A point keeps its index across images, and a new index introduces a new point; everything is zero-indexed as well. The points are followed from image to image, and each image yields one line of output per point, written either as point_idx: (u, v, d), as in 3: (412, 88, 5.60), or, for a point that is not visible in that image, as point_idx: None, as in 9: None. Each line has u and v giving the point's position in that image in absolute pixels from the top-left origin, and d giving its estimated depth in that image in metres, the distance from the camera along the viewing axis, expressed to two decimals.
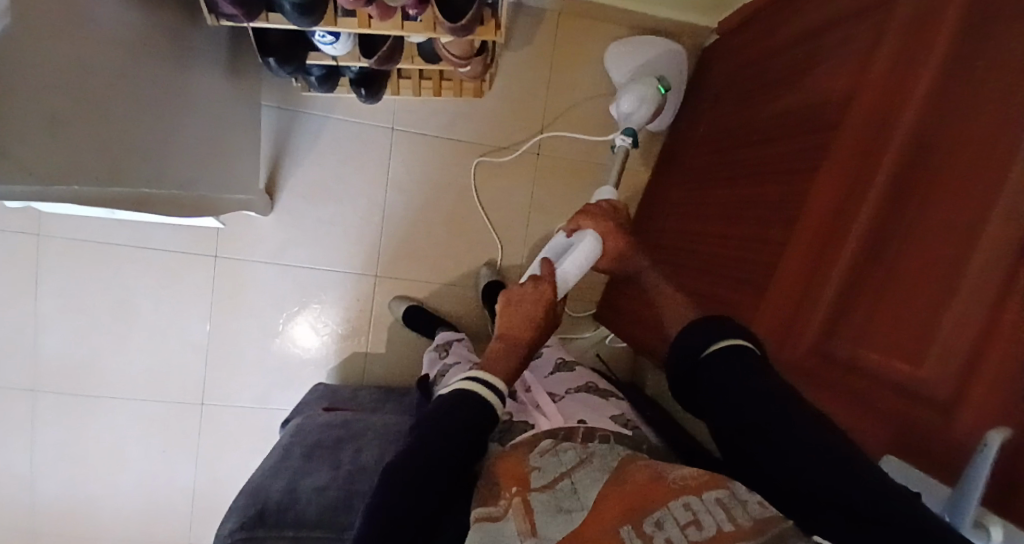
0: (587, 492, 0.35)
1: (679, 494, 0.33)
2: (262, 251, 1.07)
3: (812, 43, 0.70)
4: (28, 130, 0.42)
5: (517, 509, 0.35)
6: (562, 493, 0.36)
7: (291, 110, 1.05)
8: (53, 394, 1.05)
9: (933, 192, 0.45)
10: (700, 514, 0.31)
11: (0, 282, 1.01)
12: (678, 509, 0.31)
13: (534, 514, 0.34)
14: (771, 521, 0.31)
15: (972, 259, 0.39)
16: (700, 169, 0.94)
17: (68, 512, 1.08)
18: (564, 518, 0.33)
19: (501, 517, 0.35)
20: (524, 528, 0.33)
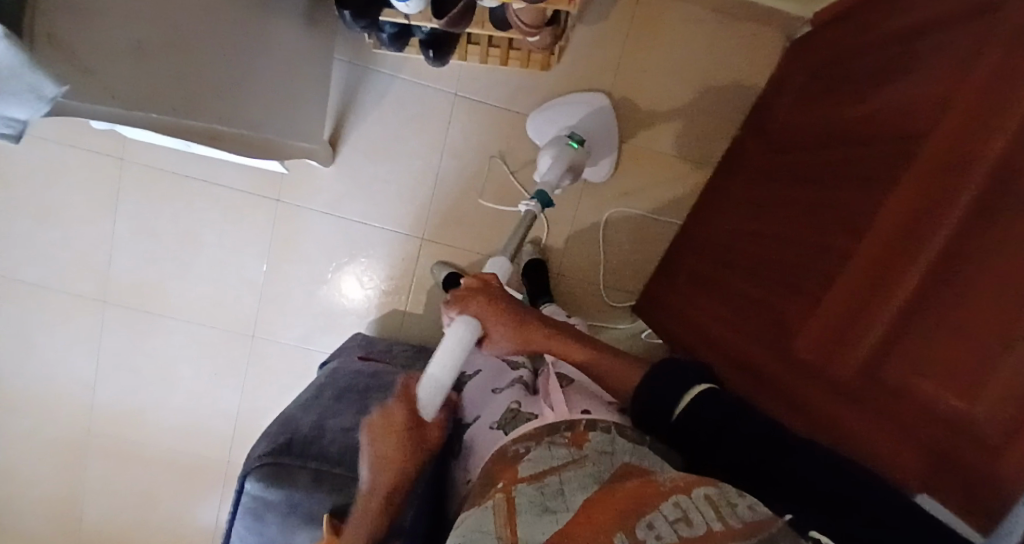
0: (574, 494, 0.33)
1: (670, 496, 0.31)
2: (319, 201, 1.12)
3: (913, 41, 0.64)
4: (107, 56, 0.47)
5: (501, 504, 0.34)
6: (547, 493, 0.34)
7: (361, 66, 1.07)
8: (123, 307, 1.15)
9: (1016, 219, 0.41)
10: (690, 512, 0.29)
11: (89, 200, 1.11)
12: (668, 508, 0.29)
13: (516, 524, 0.31)
14: (764, 522, 0.29)
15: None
16: (766, 169, 0.89)
17: (126, 415, 1.19)
18: (549, 518, 0.31)
19: (485, 518, 0.34)
20: (504, 525, 0.32)
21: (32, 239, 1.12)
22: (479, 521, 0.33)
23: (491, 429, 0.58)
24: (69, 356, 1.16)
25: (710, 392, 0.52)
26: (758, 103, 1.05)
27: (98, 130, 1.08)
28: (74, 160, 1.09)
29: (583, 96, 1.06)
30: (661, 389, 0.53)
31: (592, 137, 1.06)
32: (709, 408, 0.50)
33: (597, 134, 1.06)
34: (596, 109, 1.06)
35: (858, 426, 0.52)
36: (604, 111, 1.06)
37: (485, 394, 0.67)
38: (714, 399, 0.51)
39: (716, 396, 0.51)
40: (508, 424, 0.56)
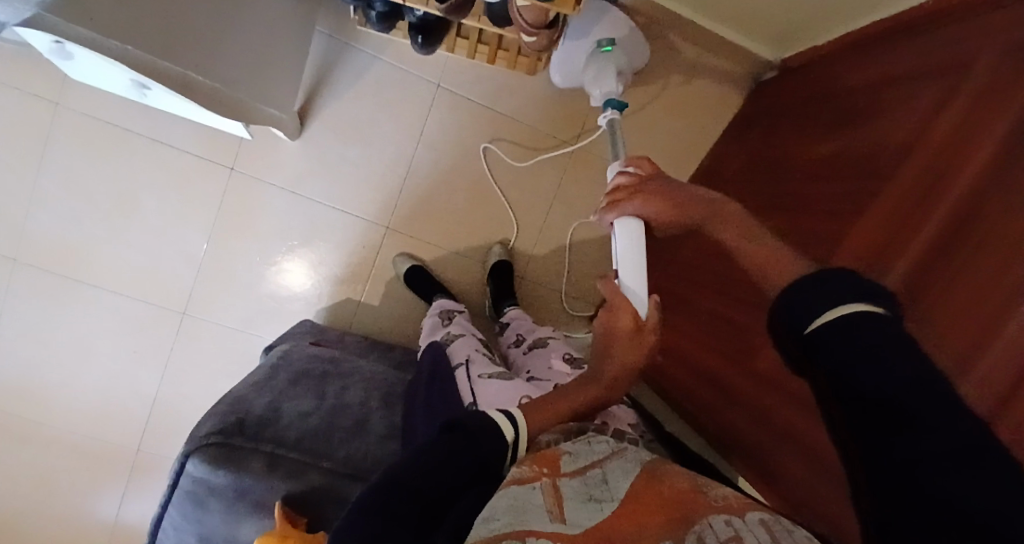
0: (618, 486, 0.33)
1: (720, 513, 0.32)
2: (280, 176, 1.05)
3: (878, 92, 0.70)
4: None
5: (549, 480, 0.32)
6: (591, 480, 0.34)
7: (343, 42, 1.03)
8: (33, 269, 1.01)
9: (977, 255, 0.47)
10: (742, 531, 0.29)
11: (7, 145, 0.97)
12: (719, 525, 0.30)
13: (563, 501, 0.31)
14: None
15: (1002, 327, 0.42)
16: (735, 196, 0.94)
17: (20, 393, 1.04)
18: (594, 507, 0.31)
19: (533, 489, 0.31)
20: (553, 504, 0.30)
21: None
22: (525, 489, 0.31)
23: None
24: None
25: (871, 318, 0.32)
26: (726, 135, 1.12)
27: (30, 67, 0.96)
28: None
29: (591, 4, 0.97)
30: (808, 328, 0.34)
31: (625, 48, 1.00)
32: (855, 336, 0.32)
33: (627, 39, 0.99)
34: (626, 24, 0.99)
35: None
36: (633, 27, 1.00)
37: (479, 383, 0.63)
38: (871, 326, 0.32)
39: (869, 323, 0.32)
40: None
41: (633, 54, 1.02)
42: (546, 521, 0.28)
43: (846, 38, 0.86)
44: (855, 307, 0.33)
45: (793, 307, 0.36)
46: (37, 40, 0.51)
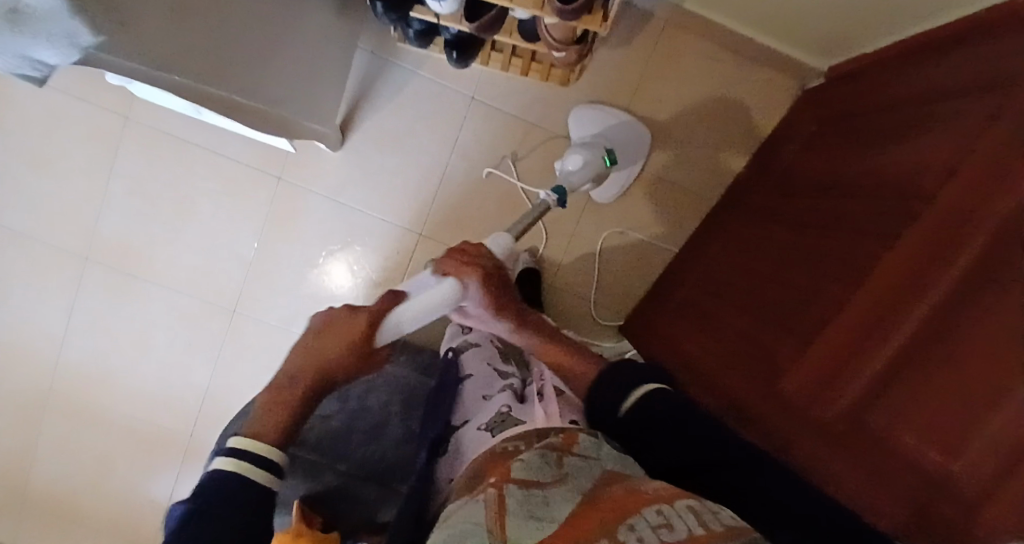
0: (558, 508, 0.36)
1: (652, 504, 0.34)
2: (322, 184, 1.11)
3: (924, 108, 0.66)
4: (142, 15, 0.46)
5: (491, 502, 0.36)
6: (533, 500, 0.37)
7: (382, 57, 1.08)
8: (105, 266, 1.12)
9: (1002, 298, 0.43)
10: (672, 518, 0.32)
11: (86, 154, 1.08)
12: (650, 514, 0.33)
13: (506, 523, 0.33)
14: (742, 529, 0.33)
15: (1004, 398, 0.39)
16: (769, 210, 0.91)
17: (92, 377, 1.15)
18: (535, 525, 0.33)
19: (478, 510, 0.36)
20: (494, 524, 0.33)
21: (24, 184, 1.09)
22: (469, 518, 0.35)
23: (478, 431, 0.61)
24: (42, 311, 1.13)
25: (654, 394, 0.57)
26: (764, 146, 1.08)
27: (107, 83, 1.06)
28: (78, 112, 1.07)
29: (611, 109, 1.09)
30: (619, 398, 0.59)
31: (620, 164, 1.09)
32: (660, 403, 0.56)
33: (626, 150, 1.09)
34: (631, 130, 1.08)
35: (835, 469, 0.54)
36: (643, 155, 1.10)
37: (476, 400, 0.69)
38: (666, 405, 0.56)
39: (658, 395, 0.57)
40: (495, 428, 0.59)
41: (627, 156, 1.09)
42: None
43: (897, 46, 0.81)
44: (650, 385, 0.58)
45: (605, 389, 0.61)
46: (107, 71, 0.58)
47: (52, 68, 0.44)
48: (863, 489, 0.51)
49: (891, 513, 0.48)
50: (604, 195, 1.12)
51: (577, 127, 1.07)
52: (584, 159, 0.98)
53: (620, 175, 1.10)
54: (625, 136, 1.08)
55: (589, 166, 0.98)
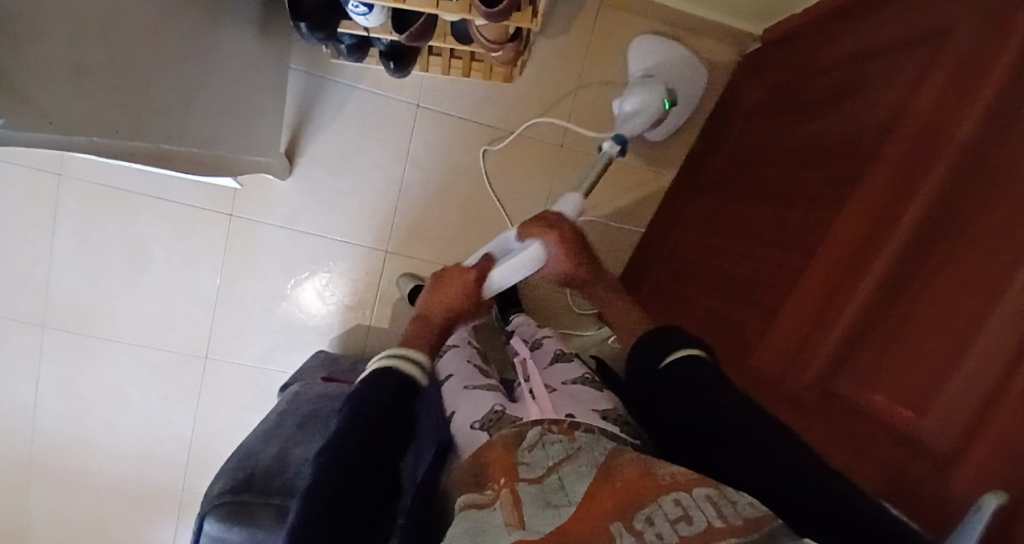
0: (575, 488, 0.39)
1: (669, 492, 0.36)
2: (276, 214, 1.08)
3: (861, 67, 0.67)
4: (62, 91, 0.44)
5: (505, 499, 0.39)
6: (549, 489, 0.40)
7: (319, 76, 1.04)
8: (64, 330, 1.08)
9: (949, 255, 0.45)
10: (690, 511, 0.34)
11: (22, 218, 1.03)
12: (669, 506, 0.35)
13: (522, 512, 0.37)
14: (763, 517, 0.34)
15: (975, 340, 0.39)
16: (724, 180, 0.92)
17: (69, 445, 1.11)
18: (553, 511, 0.37)
19: (491, 513, 0.38)
20: (512, 518, 0.36)
21: None
22: (485, 519, 0.38)
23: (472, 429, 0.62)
24: (4, 386, 1.08)
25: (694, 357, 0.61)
26: (714, 116, 1.08)
27: None
28: (4, 174, 1.01)
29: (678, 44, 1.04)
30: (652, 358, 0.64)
31: (683, 99, 1.04)
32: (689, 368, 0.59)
33: (689, 83, 1.04)
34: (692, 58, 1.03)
35: (808, 432, 0.55)
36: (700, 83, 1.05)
37: (458, 393, 0.72)
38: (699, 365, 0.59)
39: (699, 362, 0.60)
40: (490, 425, 0.60)
41: (691, 84, 1.04)
42: (505, 534, 0.35)
43: (826, 5, 0.82)
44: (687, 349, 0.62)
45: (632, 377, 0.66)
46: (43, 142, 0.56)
47: None
48: (834, 443, 0.52)
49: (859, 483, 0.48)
50: (655, 134, 1.07)
51: (638, 64, 1.04)
52: (641, 101, 0.96)
53: (684, 104, 1.05)
54: (690, 70, 1.03)
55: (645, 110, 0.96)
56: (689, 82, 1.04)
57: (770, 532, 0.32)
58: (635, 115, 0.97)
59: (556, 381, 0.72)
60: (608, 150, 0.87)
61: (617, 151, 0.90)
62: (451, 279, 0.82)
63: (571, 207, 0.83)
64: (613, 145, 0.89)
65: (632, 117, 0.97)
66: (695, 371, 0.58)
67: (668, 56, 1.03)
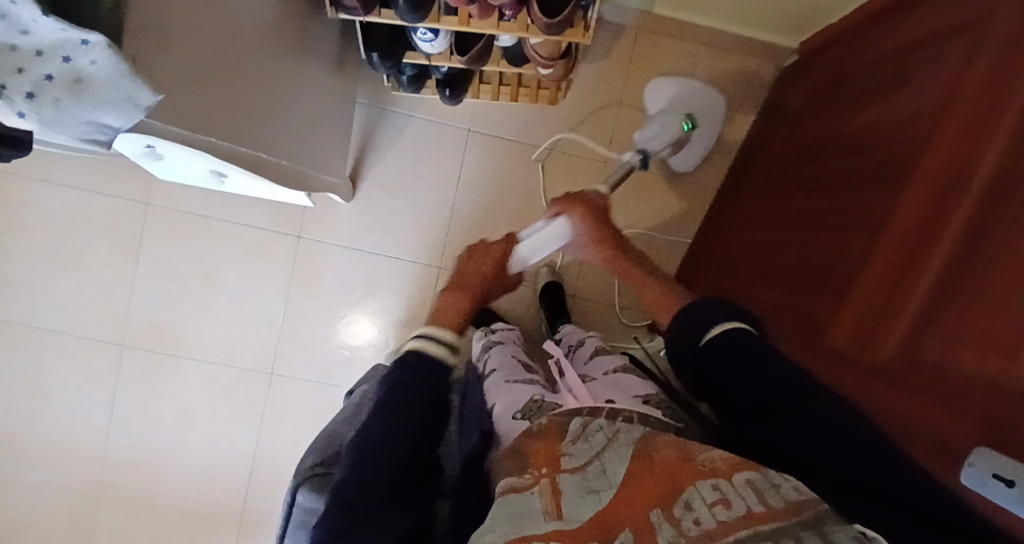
0: (615, 472, 0.37)
1: (708, 477, 0.35)
2: (339, 235, 1.15)
3: (906, 57, 0.70)
4: (183, 89, 0.50)
5: (545, 489, 0.36)
6: (591, 475, 0.37)
7: (380, 107, 1.13)
8: (141, 349, 1.14)
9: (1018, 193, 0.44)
10: (729, 495, 0.33)
11: (111, 245, 1.13)
12: (707, 490, 0.34)
13: (561, 501, 0.35)
14: (808, 502, 0.33)
15: None
16: (773, 183, 0.94)
17: (138, 463, 1.15)
18: (594, 498, 0.35)
19: (530, 499, 0.36)
20: (550, 508, 0.34)
21: (57, 284, 1.13)
22: (524, 501, 0.36)
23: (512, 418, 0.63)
24: (84, 404, 1.14)
25: (740, 329, 0.60)
26: (756, 127, 1.11)
27: (125, 176, 1.12)
28: (101, 205, 1.12)
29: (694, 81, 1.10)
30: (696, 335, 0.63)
31: (700, 130, 1.09)
32: (738, 346, 0.58)
33: (707, 115, 1.08)
34: (710, 95, 1.08)
35: (897, 404, 0.51)
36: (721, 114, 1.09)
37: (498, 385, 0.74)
38: (741, 340, 0.59)
39: (741, 335, 0.59)
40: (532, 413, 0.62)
41: (710, 116, 1.09)
42: (542, 524, 0.33)
43: (861, 11, 0.86)
44: (727, 323, 0.62)
45: (675, 346, 0.66)
46: (151, 145, 0.63)
47: (117, 132, 0.42)
48: (925, 411, 0.47)
49: (931, 453, 0.45)
50: (680, 165, 1.13)
51: (660, 93, 1.10)
52: (662, 126, 1.03)
53: (704, 135, 1.10)
54: (710, 105, 1.08)
55: (668, 132, 1.02)
56: (709, 114, 1.08)
57: (814, 516, 0.31)
58: (658, 135, 1.02)
59: (598, 372, 0.77)
60: (629, 161, 0.92)
61: (640, 163, 0.96)
62: (479, 255, 0.85)
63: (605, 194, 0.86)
64: (636, 157, 0.94)
65: (652, 138, 1.03)
66: (740, 349, 0.58)
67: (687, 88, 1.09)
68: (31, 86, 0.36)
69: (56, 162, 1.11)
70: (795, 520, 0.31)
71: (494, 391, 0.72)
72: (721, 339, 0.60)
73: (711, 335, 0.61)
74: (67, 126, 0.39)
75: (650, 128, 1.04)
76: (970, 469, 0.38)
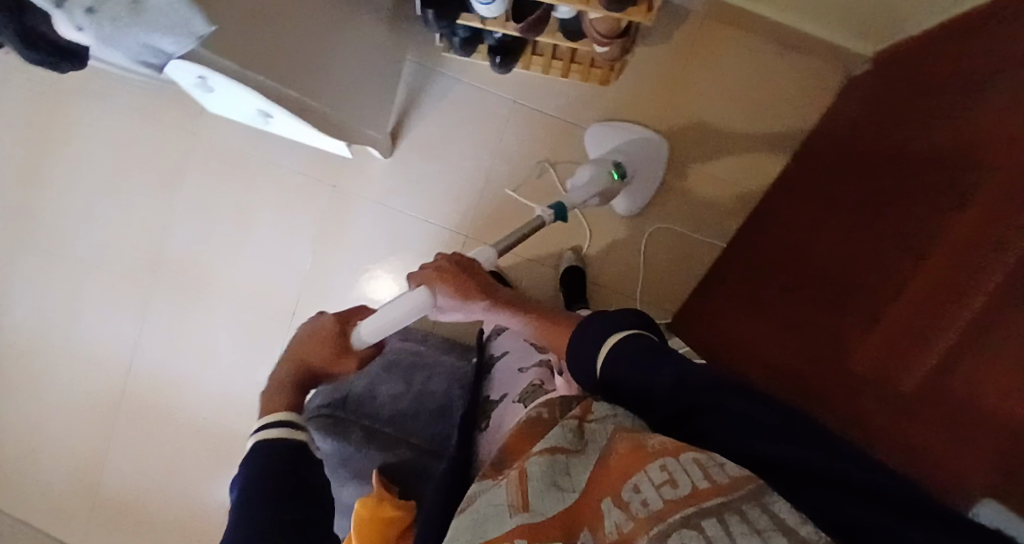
0: (580, 475, 0.38)
1: (656, 457, 0.34)
2: (372, 191, 1.16)
3: (988, 76, 0.65)
4: (240, 26, 0.51)
5: (513, 480, 0.38)
6: (557, 467, 0.39)
7: (429, 68, 1.12)
8: (175, 275, 1.19)
9: None
10: (675, 474, 0.32)
11: (158, 171, 1.17)
12: (654, 471, 0.33)
13: (526, 491, 0.36)
14: (749, 476, 0.32)
15: None
16: (821, 195, 0.90)
17: (161, 380, 1.21)
18: (558, 495, 0.36)
19: (497, 493, 0.38)
20: (516, 500, 0.36)
21: (105, 201, 1.18)
22: (491, 498, 0.38)
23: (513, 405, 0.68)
24: (119, 318, 1.20)
25: (626, 339, 0.47)
26: (812, 136, 1.06)
27: (178, 107, 1.15)
28: (153, 131, 1.16)
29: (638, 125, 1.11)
30: (586, 355, 0.50)
31: (637, 178, 1.11)
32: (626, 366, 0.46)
33: (645, 165, 1.11)
34: (654, 142, 1.10)
35: (922, 442, 0.48)
36: (661, 170, 1.12)
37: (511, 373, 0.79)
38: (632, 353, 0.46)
39: (627, 346, 0.47)
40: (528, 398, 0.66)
41: (649, 167, 1.11)
42: (507, 518, 0.34)
43: (948, 23, 0.80)
44: (614, 332, 0.49)
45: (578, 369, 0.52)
46: (204, 79, 0.64)
47: (166, 58, 0.43)
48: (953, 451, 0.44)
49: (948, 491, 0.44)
50: (626, 209, 1.13)
51: (600, 143, 1.10)
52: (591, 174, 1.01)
53: (640, 183, 1.11)
54: (651, 154, 1.10)
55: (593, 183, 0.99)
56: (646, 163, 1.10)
57: (756, 487, 0.30)
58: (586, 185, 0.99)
59: None
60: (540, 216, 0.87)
61: (554, 219, 0.90)
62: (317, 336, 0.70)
63: (487, 260, 0.79)
64: (548, 212, 0.89)
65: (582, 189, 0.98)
66: (634, 362, 0.46)
67: (625, 134, 1.09)
68: (94, 2, 0.34)
69: (118, 85, 1.15)
70: (739, 495, 0.29)
71: (506, 383, 0.78)
72: (611, 357, 0.47)
73: (603, 354, 0.48)
74: (121, 48, 0.40)
75: (583, 173, 1.02)
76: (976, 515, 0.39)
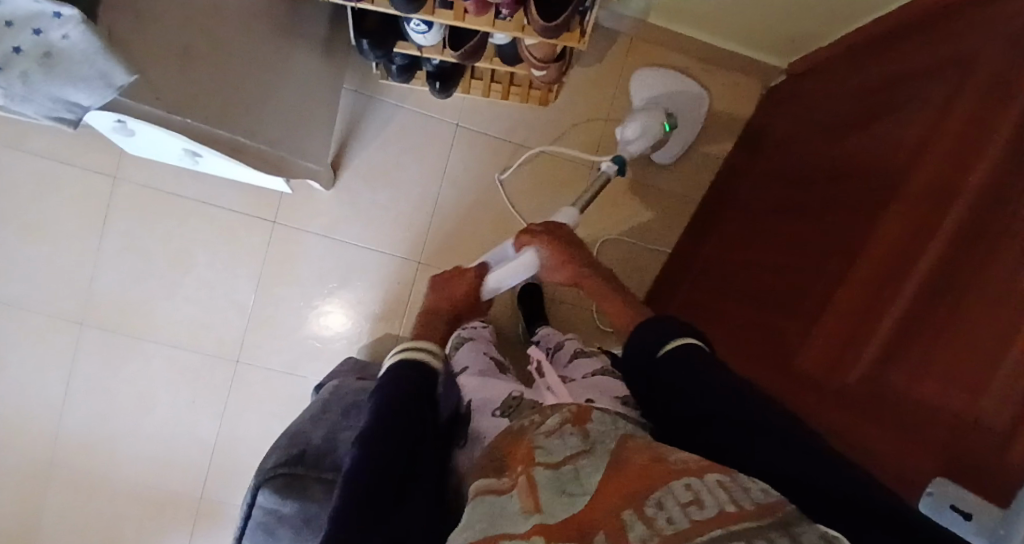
0: (591, 480, 0.34)
1: (680, 475, 0.32)
2: (317, 223, 1.12)
3: (891, 87, 0.71)
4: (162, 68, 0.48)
5: (522, 489, 0.34)
6: (565, 476, 0.35)
7: (368, 95, 1.11)
8: (102, 329, 1.10)
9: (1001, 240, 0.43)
10: (701, 494, 0.29)
11: (76, 218, 1.08)
12: (678, 489, 0.30)
13: (538, 496, 0.33)
14: (779, 503, 0.29)
15: None
16: (756, 199, 0.95)
17: (92, 445, 1.11)
18: (567, 502, 0.33)
19: (507, 499, 0.35)
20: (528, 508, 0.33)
21: (15, 255, 1.07)
22: (502, 504, 0.34)
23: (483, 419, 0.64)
24: (40, 381, 1.09)
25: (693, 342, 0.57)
26: (741, 144, 1.13)
27: (95, 147, 1.07)
28: (68, 175, 1.07)
29: (672, 73, 1.11)
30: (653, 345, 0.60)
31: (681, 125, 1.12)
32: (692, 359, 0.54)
33: (687, 111, 1.12)
34: (692, 90, 1.11)
35: (862, 436, 0.51)
36: (701, 118, 1.12)
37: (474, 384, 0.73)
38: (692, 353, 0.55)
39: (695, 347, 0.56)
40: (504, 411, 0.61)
41: (692, 113, 1.12)
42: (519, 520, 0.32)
43: (850, 38, 0.88)
44: (682, 336, 0.59)
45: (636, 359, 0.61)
46: (124, 122, 0.60)
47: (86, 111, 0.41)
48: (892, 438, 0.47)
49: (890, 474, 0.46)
50: (665, 158, 1.14)
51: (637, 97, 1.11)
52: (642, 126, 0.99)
53: (685, 128, 1.12)
54: (688, 103, 1.11)
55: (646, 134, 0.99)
56: (687, 109, 1.11)
57: (783, 518, 0.28)
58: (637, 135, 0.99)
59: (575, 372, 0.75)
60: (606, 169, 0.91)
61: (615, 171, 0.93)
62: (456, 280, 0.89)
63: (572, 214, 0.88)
64: (612, 166, 0.92)
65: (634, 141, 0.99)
66: (694, 357, 0.55)
67: (661, 87, 1.10)
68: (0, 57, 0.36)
69: (23, 129, 1.06)
70: (766, 520, 0.27)
71: None
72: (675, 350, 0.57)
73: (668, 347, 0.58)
74: (35, 101, 0.39)
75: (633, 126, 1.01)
76: (930, 498, 0.39)
